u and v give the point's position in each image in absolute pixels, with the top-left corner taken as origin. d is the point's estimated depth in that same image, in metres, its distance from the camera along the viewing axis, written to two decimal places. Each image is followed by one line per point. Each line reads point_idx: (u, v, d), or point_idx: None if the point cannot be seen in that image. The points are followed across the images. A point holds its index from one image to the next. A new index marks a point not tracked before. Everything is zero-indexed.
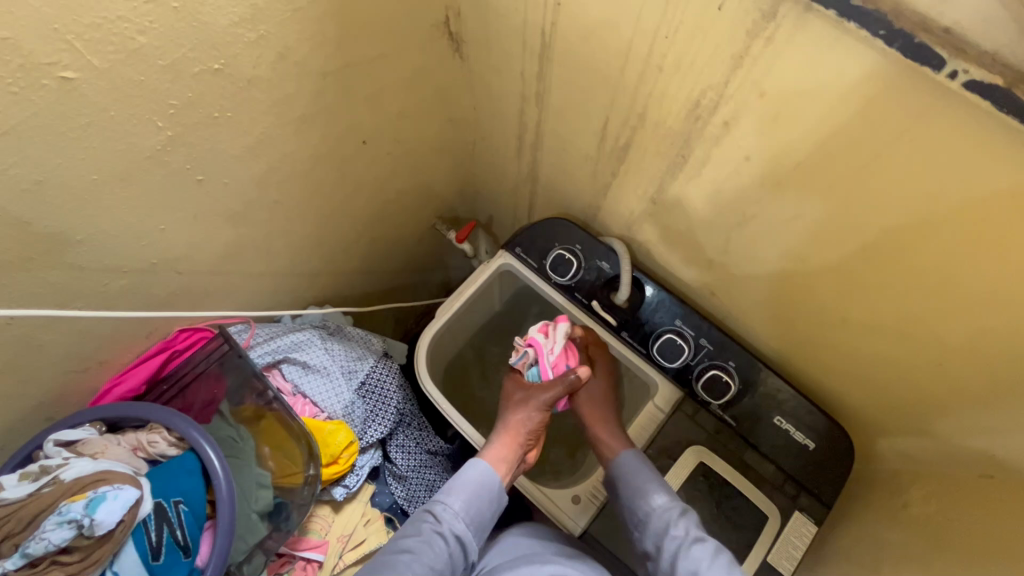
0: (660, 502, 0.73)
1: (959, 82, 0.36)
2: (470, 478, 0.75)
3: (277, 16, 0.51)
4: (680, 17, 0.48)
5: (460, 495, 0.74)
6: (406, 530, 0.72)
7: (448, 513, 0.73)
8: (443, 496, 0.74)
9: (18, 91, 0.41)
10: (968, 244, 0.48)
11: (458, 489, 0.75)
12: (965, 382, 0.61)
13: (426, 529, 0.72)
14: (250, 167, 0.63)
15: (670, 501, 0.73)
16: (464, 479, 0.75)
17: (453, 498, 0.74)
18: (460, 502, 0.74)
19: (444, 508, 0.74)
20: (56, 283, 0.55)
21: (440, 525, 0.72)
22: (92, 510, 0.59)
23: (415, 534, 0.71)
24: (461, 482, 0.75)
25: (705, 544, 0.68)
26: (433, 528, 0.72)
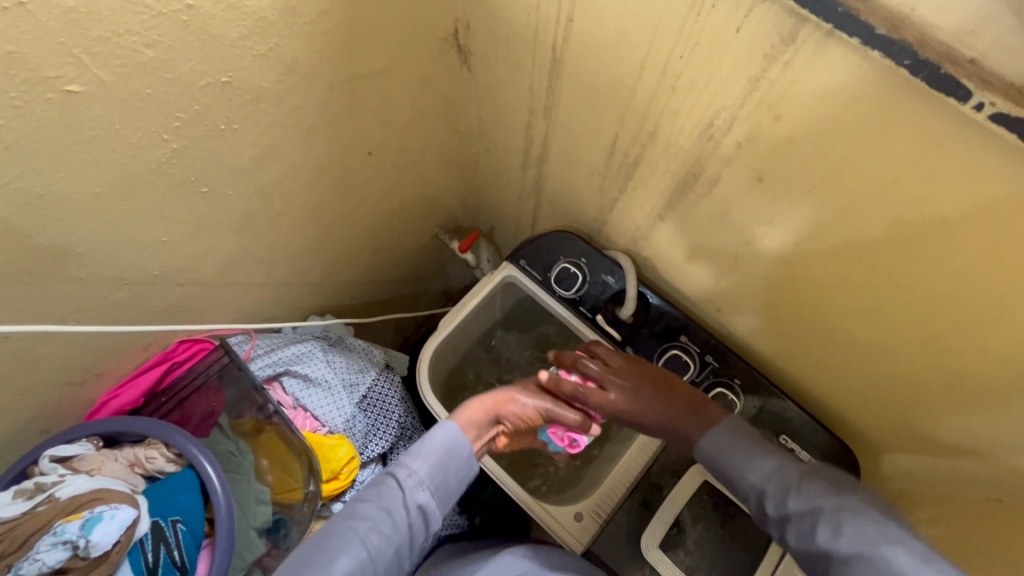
0: (758, 478, 0.68)
1: (985, 114, 0.35)
2: (436, 445, 0.70)
3: (286, 29, 0.50)
4: (695, 38, 0.48)
5: (425, 462, 0.69)
6: (366, 492, 0.69)
7: (411, 479, 0.69)
8: (408, 459, 0.70)
9: (21, 105, 0.40)
10: (984, 273, 0.48)
11: (423, 454, 0.70)
12: (976, 406, 0.60)
13: (387, 495, 0.68)
14: (255, 179, 0.62)
15: (776, 469, 0.68)
16: (430, 445, 0.70)
17: (417, 464, 0.69)
18: (426, 470, 0.69)
19: (408, 474, 0.69)
20: (55, 297, 0.54)
21: (403, 492, 0.68)
22: (87, 531, 0.58)
23: (374, 499, 0.68)
24: (427, 448, 0.70)
25: (808, 519, 0.62)
26: (395, 494, 0.68)
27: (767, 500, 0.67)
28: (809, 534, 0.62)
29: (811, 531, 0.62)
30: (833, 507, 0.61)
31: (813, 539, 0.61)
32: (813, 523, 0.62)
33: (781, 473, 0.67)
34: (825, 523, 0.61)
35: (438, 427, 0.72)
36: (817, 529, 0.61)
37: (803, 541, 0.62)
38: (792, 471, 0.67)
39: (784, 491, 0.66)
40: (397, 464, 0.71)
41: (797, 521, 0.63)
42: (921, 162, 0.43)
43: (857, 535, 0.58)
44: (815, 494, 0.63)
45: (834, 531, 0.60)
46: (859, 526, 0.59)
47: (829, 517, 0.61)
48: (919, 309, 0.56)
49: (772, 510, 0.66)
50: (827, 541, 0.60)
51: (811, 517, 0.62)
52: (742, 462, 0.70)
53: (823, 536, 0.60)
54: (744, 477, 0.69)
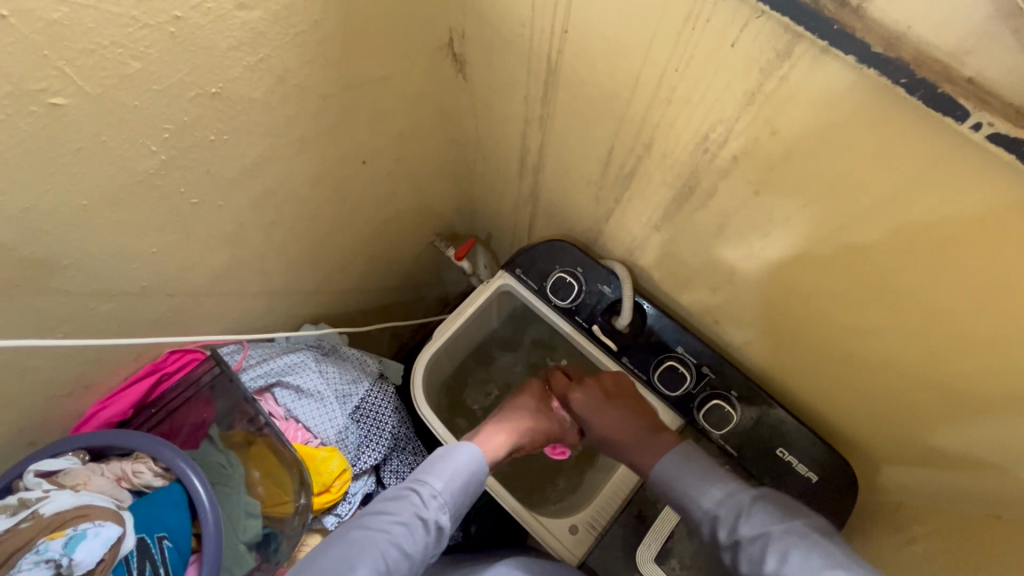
0: (711, 503, 0.70)
1: (983, 133, 0.35)
2: (458, 468, 0.75)
3: (277, 40, 0.49)
4: (690, 52, 0.47)
5: (447, 483, 0.74)
6: (388, 505, 0.72)
7: (433, 498, 0.73)
8: (430, 477, 0.74)
9: (4, 118, 0.39)
10: (982, 291, 0.47)
11: (446, 475, 0.74)
12: (972, 424, 0.59)
13: (407, 512, 0.72)
14: (246, 190, 0.62)
15: (726, 495, 0.70)
16: (453, 466, 0.75)
17: (440, 484, 0.74)
18: (446, 489, 0.74)
19: (430, 492, 0.73)
20: (41, 309, 0.53)
21: (423, 509, 0.72)
22: (71, 549, 0.57)
23: (395, 514, 0.71)
24: (450, 469, 0.75)
25: (758, 544, 0.65)
26: (415, 511, 0.72)
27: (720, 524, 0.69)
28: (758, 560, 0.64)
29: (760, 557, 0.64)
30: (780, 534, 0.64)
31: (761, 564, 0.64)
32: (762, 550, 0.64)
33: (734, 498, 0.69)
34: (773, 550, 0.63)
35: (459, 448, 0.77)
36: (764, 555, 0.64)
37: (753, 567, 0.64)
38: (744, 496, 0.69)
39: (736, 516, 0.68)
40: (418, 481, 0.74)
41: (746, 546, 0.65)
42: (919, 179, 0.43)
43: (803, 564, 0.61)
44: (765, 520, 0.66)
45: (781, 560, 0.62)
46: (804, 554, 0.62)
47: (776, 544, 0.64)
48: (913, 323, 0.56)
49: (724, 535, 0.68)
50: (775, 569, 0.62)
51: (760, 542, 0.65)
52: (695, 487, 0.72)
53: (772, 565, 0.62)
54: (698, 500, 0.71)
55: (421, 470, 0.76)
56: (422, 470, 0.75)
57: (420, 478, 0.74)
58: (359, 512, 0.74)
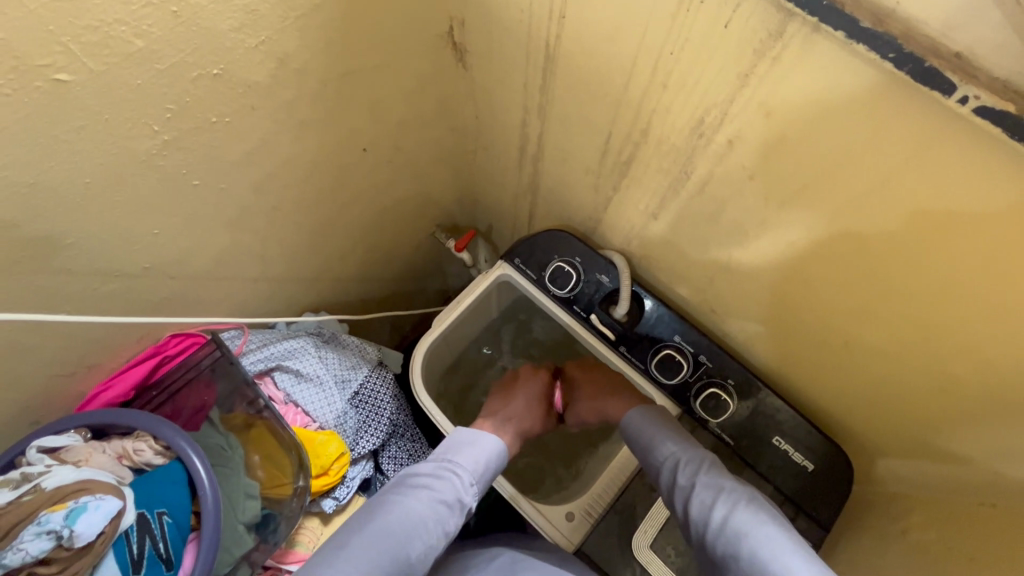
0: (674, 451, 0.76)
1: (970, 107, 0.35)
2: (491, 456, 0.80)
3: (278, 23, 0.50)
4: (685, 36, 0.48)
5: (483, 468, 0.78)
6: (432, 484, 0.75)
7: (470, 482, 0.77)
8: (470, 461, 0.78)
9: (9, 93, 0.40)
10: (975, 273, 0.47)
11: (482, 460, 0.79)
12: (967, 412, 0.60)
13: (448, 491, 0.75)
14: (247, 174, 0.63)
15: (684, 449, 0.76)
16: (487, 452, 0.79)
17: (477, 469, 0.78)
18: (480, 474, 0.78)
19: (469, 475, 0.77)
20: (44, 287, 0.54)
21: (464, 492, 0.76)
22: (72, 521, 0.58)
23: (440, 493, 0.74)
24: (485, 456, 0.79)
25: (710, 492, 0.71)
26: (457, 493, 0.75)
27: (680, 469, 0.74)
28: (709, 505, 0.70)
29: (711, 502, 0.70)
30: (732, 487, 0.70)
31: (712, 510, 0.69)
32: (713, 498, 0.70)
33: (694, 454, 0.75)
34: (724, 501, 0.69)
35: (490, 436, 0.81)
36: (714, 503, 0.70)
37: (701, 510, 0.70)
38: (703, 453, 0.75)
39: (693, 467, 0.74)
40: (458, 463, 0.77)
41: (700, 492, 0.71)
42: (911, 158, 0.43)
43: (747, 518, 0.67)
44: (718, 475, 0.72)
45: (729, 508, 0.68)
46: (753, 509, 0.67)
47: (727, 494, 0.70)
48: (907, 309, 0.56)
49: (681, 481, 0.73)
50: (725, 514, 0.68)
51: (715, 492, 0.70)
52: (660, 437, 0.78)
53: (719, 513, 0.68)
54: (665, 446, 0.77)
55: (458, 451, 0.78)
56: (461, 454, 0.78)
57: (460, 462, 0.77)
58: (394, 484, 0.75)
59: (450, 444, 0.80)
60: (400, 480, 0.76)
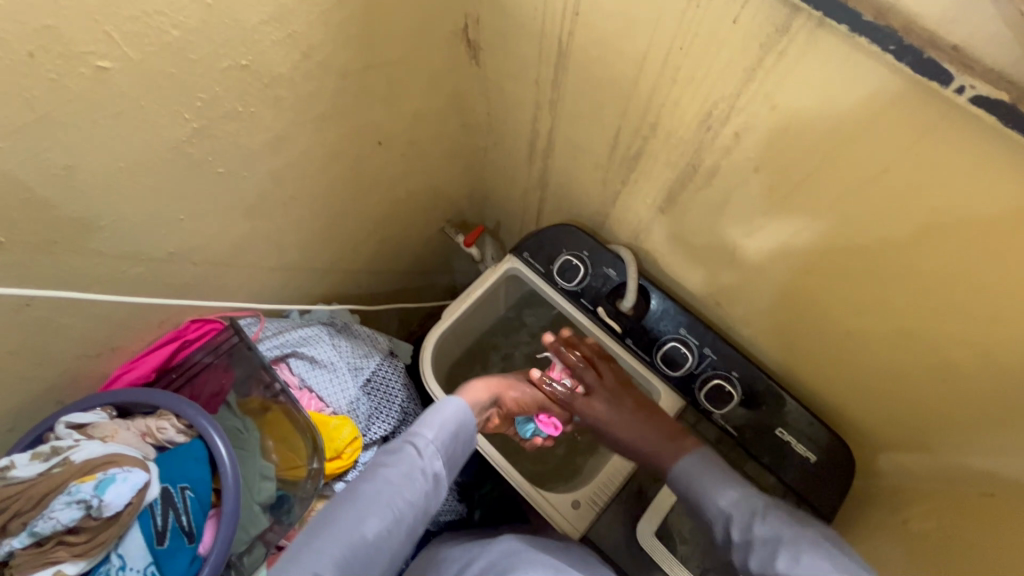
0: (726, 502, 0.70)
1: (966, 97, 0.37)
2: (443, 417, 0.72)
3: (305, 16, 0.52)
4: (695, 30, 0.50)
5: (440, 432, 0.72)
6: (384, 459, 0.69)
7: (428, 449, 0.70)
8: (424, 427, 0.72)
9: (55, 78, 0.42)
10: (973, 261, 0.49)
11: (436, 424, 0.72)
12: (967, 402, 0.61)
13: (404, 463, 0.69)
14: (269, 163, 0.65)
15: (738, 498, 0.70)
16: (443, 415, 0.73)
17: (433, 432, 0.71)
18: (439, 437, 0.72)
19: (425, 441, 0.71)
20: (76, 267, 0.57)
21: (420, 458, 0.69)
22: (101, 491, 0.60)
23: (394, 467, 0.69)
24: (437, 419, 0.72)
25: (769, 546, 0.64)
26: (412, 462, 0.69)
27: (734, 523, 0.68)
28: (768, 560, 0.63)
29: (771, 558, 0.63)
30: (792, 537, 0.63)
31: (772, 564, 0.63)
32: (773, 552, 0.63)
33: (749, 501, 0.69)
34: (784, 552, 0.63)
35: (447, 399, 0.75)
36: (774, 558, 0.63)
37: (763, 567, 0.63)
38: (758, 500, 0.69)
39: (750, 518, 0.68)
40: (410, 436, 0.71)
41: (759, 547, 0.65)
42: (909, 148, 0.45)
43: (813, 567, 0.60)
44: (778, 523, 0.66)
45: (792, 561, 0.61)
46: (817, 560, 0.60)
47: (788, 547, 0.63)
48: (908, 299, 0.58)
49: (737, 535, 0.68)
50: (786, 568, 0.61)
51: (772, 544, 0.64)
52: (708, 488, 0.72)
53: (780, 565, 0.62)
54: (714, 501, 0.71)
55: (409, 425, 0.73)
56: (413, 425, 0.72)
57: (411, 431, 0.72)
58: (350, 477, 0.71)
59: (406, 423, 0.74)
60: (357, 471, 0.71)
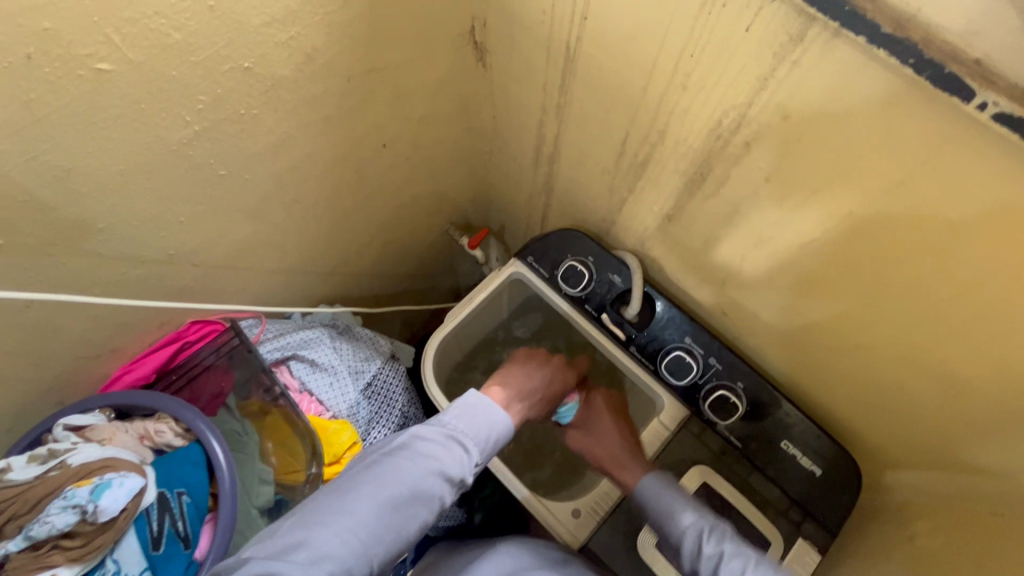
0: (694, 517, 0.71)
1: (988, 113, 0.36)
2: (496, 434, 0.76)
3: (309, 18, 0.51)
4: (706, 37, 0.48)
5: (487, 447, 0.75)
6: (439, 457, 0.70)
7: (474, 458, 0.73)
8: (478, 436, 0.74)
9: (54, 80, 0.41)
10: (989, 280, 0.47)
11: (487, 438, 0.75)
12: (979, 420, 0.60)
13: (456, 468, 0.71)
14: (271, 166, 0.64)
15: (704, 516, 0.72)
16: (497, 432, 0.76)
17: (483, 445, 0.74)
18: (484, 450, 0.75)
19: (475, 451, 0.73)
20: (75, 269, 0.56)
21: (468, 467, 0.72)
22: (96, 496, 0.60)
23: (446, 469, 0.70)
24: (491, 433, 0.75)
25: (740, 560, 0.65)
26: (462, 468, 0.71)
27: (703, 537, 0.69)
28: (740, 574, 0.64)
29: (742, 571, 0.64)
30: (760, 557, 0.66)
31: None
32: (743, 567, 0.65)
33: (716, 520, 0.71)
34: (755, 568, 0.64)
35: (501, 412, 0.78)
36: (745, 570, 0.64)
37: None
38: (723, 522, 0.72)
39: (717, 533, 0.69)
40: (465, 439, 0.73)
41: (730, 560, 0.65)
42: (926, 162, 0.43)
43: None
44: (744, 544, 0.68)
45: None
46: None
47: (758, 563, 0.64)
48: (920, 315, 0.57)
49: (705, 550, 0.68)
50: None
51: (743, 558, 0.65)
52: (677, 503, 0.73)
53: None
54: (677, 519, 0.72)
55: (465, 422, 0.74)
56: (471, 428, 0.74)
57: (468, 435, 0.74)
58: (394, 446, 0.69)
59: (460, 414, 0.75)
60: (403, 441, 0.70)
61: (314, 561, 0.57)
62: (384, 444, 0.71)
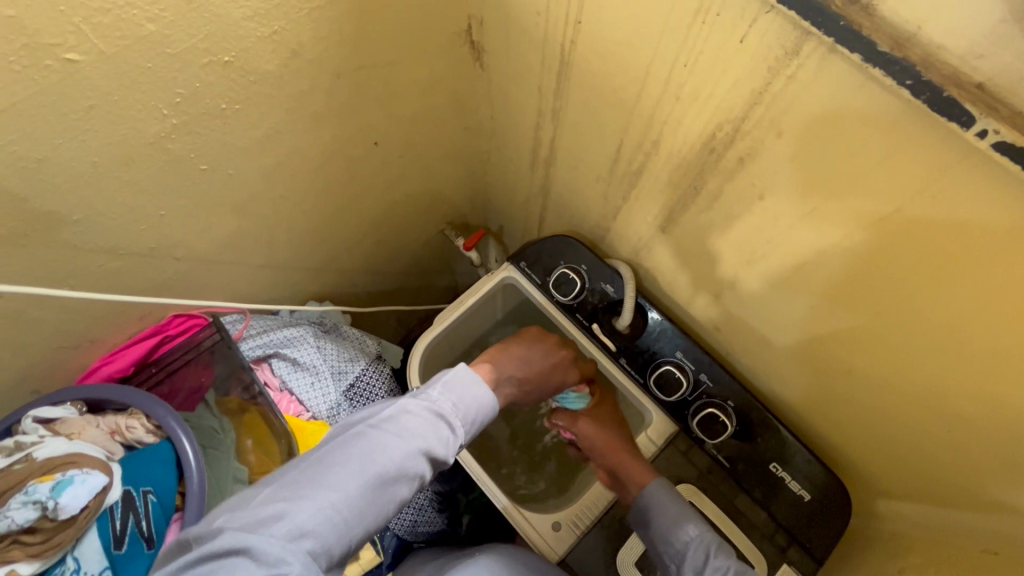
0: (699, 532, 0.70)
1: (988, 142, 0.33)
2: (484, 415, 0.67)
3: (293, 13, 0.50)
4: (700, 46, 0.46)
5: (471, 427, 0.66)
6: (424, 434, 0.61)
7: (458, 439, 0.65)
8: (464, 415, 0.65)
9: (20, 69, 0.40)
10: (987, 313, 0.45)
11: (472, 415, 0.66)
12: (976, 456, 0.57)
13: (439, 448, 0.61)
14: (255, 162, 0.63)
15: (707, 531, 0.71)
16: (482, 411, 0.67)
17: (468, 425, 0.66)
18: (468, 431, 0.66)
19: (459, 432, 0.65)
20: (48, 260, 0.55)
21: (450, 448, 0.63)
22: (57, 493, 0.61)
23: (430, 448, 0.61)
24: (480, 412, 0.67)
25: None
26: (445, 448, 0.62)
27: (709, 550, 0.68)
28: None
29: None
30: None
31: None
32: None
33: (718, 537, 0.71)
34: None
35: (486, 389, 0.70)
36: None
37: None
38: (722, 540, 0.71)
39: (721, 549, 0.68)
40: (452, 417, 0.64)
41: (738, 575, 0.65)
42: (926, 188, 0.41)
43: None
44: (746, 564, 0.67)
45: None
46: None
47: None
48: (917, 345, 0.54)
49: (711, 562, 0.67)
50: None
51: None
52: (682, 514, 0.72)
53: None
54: (681, 530, 0.71)
55: (454, 398, 0.65)
56: (462, 405, 0.65)
57: (457, 413, 0.65)
58: (380, 418, 0.60)
59: (451, 389, 0.66)
60: (391, 413, 0.60)
61: (295, 536, 0.49)
62: (367, 415, 0.61)
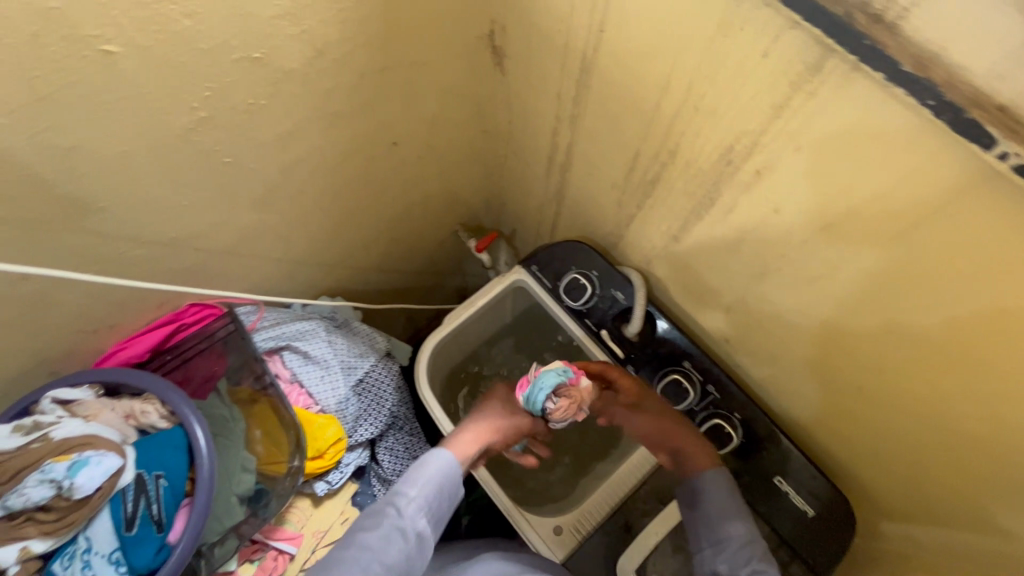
0: (745, 530, 0.71)
1: (1009, 164, 0.33)
2: (430, 477, 0.68)
3: (321, 12, 0.51)
4: (722, 60, 0.47)
5: (421, 492, 0.67)
6: (365, 522, 0.66)
7: (406, 511, 0.66)
8: (409, 488, 0.67)
9: (58, 59, 0.42)
10: (1004, 336, 0.45)
11: (419, 480, 0.67)
12: (985, 479, 0.56)
13: (386, 523, 0.65)
14: (277, 157, 0.64)
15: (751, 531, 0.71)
16: (426, 474, 0.68)
17: (417, 493, 0.67)
18: (424, 499, 0.67)
19: (408, 503, 0.66)
20: (73, 246, 0.57)
21: (400, 520, 0.66)
22: (73, 473, 0.62)
23: (371, 529, 0.65)
24: (420, 477, 0.67)
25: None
26: (392, 523, 0.65)
27: (751, 549, 0.69)
28: None
29: None
30: None
31: None
32: None
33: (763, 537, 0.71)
34: None
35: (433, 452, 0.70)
36: None
37: None
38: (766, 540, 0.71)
39: (760, 550, 0.69)
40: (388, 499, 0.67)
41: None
42: (944, 208, 0.41)
43: None
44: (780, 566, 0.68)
45: None
46: None
47: None
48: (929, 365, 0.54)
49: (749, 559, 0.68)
50: None
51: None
52: (733, 508, 0.72)
53: None
54: (731, 523, 0.71)
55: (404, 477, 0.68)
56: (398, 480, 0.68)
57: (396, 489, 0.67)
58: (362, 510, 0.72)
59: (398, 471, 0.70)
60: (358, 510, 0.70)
61: None
62: None
